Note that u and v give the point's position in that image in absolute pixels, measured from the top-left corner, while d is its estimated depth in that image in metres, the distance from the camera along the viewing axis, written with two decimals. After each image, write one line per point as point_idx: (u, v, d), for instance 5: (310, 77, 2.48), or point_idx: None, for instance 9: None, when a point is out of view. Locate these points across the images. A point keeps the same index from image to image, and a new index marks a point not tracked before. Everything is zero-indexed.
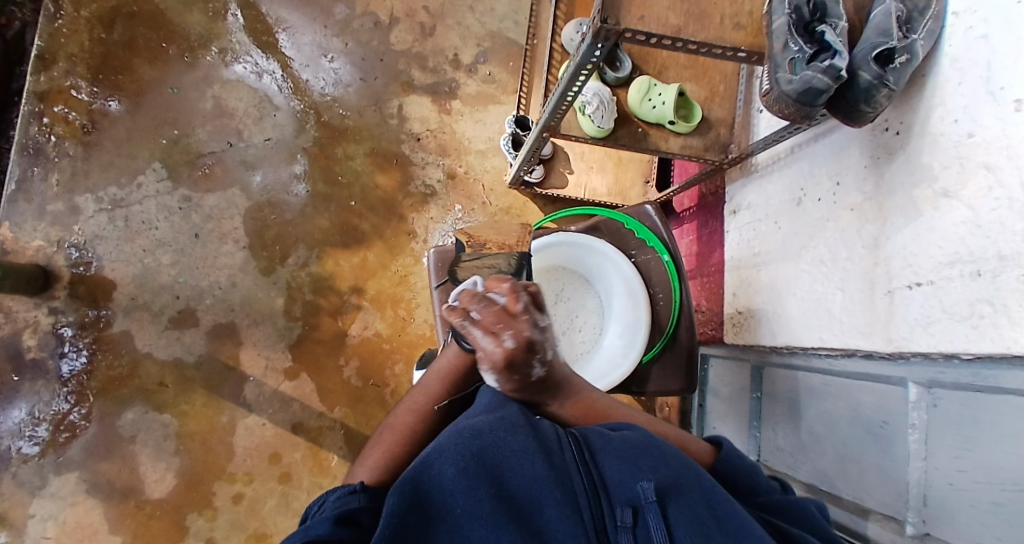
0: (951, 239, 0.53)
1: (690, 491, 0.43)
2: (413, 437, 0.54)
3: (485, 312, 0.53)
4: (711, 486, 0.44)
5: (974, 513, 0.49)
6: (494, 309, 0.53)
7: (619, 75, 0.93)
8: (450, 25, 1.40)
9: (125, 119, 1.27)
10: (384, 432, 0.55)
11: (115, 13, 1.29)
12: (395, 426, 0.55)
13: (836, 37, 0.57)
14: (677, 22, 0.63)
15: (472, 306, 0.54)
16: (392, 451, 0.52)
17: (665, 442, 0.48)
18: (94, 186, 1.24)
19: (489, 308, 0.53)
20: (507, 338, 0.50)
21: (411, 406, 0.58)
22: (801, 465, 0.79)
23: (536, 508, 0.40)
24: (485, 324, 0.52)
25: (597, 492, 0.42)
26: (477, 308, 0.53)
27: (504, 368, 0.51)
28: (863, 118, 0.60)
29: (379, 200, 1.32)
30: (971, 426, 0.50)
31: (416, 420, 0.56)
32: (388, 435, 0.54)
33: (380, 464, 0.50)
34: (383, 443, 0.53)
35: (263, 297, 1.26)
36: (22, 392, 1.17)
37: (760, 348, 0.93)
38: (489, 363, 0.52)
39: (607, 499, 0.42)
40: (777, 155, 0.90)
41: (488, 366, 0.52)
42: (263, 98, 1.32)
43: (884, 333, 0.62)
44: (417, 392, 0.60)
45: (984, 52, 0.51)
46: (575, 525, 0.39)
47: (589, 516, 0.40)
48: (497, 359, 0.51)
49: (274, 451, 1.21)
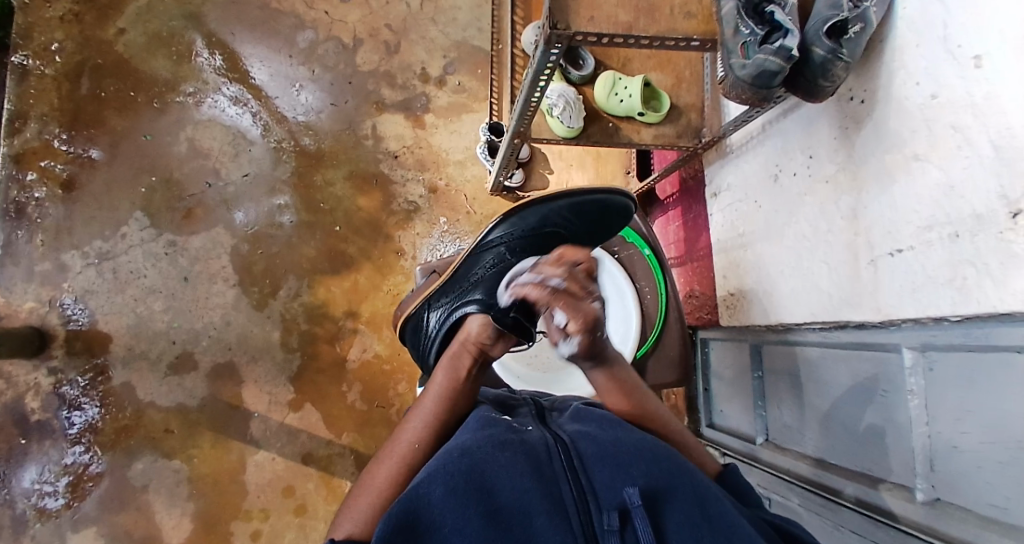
0: (927, 202, 0.53)
1: (682, 492, 0.43)
2: (393, 488, 0.52)
3: (568, 281, 0.54)
4: (704, 486, 0.44)
5: (981, 474, 0.48)
6: (579, 272, 0.55)
7: (583, 73, 0.94)
8: (414, 39, 1.39)
9: (104, 170, 1.27)
10: (358, 487, 0.53)
11: (80, 66, 1.29)
12: (369, 484, 0.52)
13: (785, 16, 0.57)
14: (627, 17, 0.63)
15: (550, 276, 0.55)
16: (372, 505, 0.50)
17: (655, 444, 0.48)
18: (78, 241, 1.25)
19: (573, 274, 0.55)
20: (596, 297, 0.54)
21: (389, 456, 0.55)
22: (809, 440, 0.79)
23: (525, 519, 0.40)
24: (567, 291, 0.54)
25: (586, 498, 0.42)
26: (560, 276, 0.54)
27: (587, 329, 0.54)
28: (822, 93, 0.61)
29: (364, 222, 1.32)
30: (968, 387, 0.49)
31: (394, 473, 0.53)
32: (361, 492, 0.52)
33: (356, 522, 0.48)
34: (358, 497, 0.51)
35: (259, 333, 1.26)
36: (32, 454, 1.17)
37: (755, 327, 0.92)
38: (575, 330, 0.54)
39: (595, 505, 0.41)
40: (750, 134, 0.90)
41: (574, 332, 0.54)
42: (238, 134, 1.32)
43: (873, 302, 0.62)
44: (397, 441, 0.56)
45: (940, 12, 0.51)
46: (564, 531, 0.39)
47: (578, 525, 0.39)
48: (582, 323, 0.53)
49: (287, 484, 1.22)
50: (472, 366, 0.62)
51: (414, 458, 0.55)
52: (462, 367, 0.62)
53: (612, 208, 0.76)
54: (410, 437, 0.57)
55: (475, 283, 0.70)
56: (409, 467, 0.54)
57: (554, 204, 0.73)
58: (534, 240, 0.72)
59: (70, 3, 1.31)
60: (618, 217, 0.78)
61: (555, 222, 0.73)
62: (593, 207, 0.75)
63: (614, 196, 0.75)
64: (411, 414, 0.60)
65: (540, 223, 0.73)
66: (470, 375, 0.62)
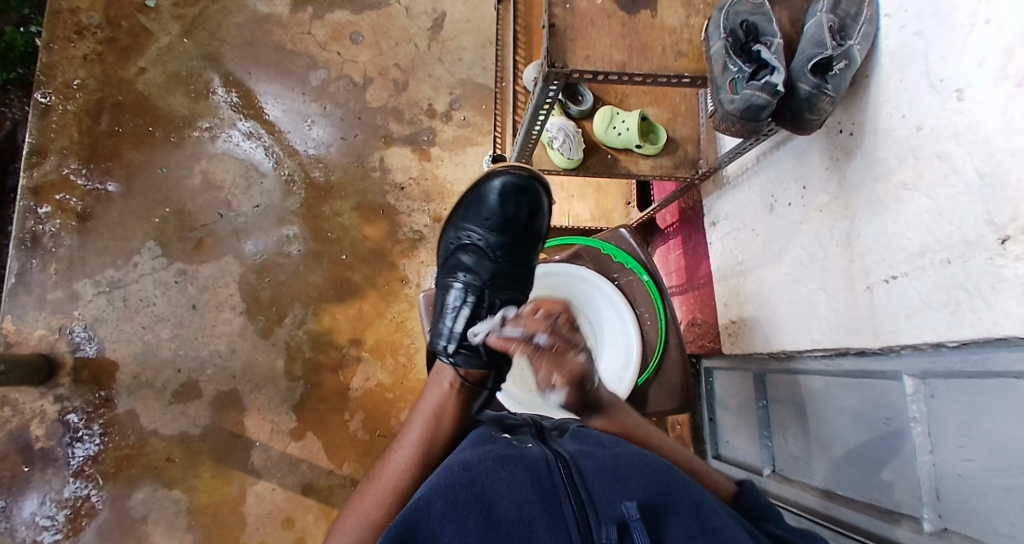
0: (918, 229, 0.54)
1: (680, 506, 0.43)
2: (385, 511, 0.52)
3: (551, 338, 0.55)
4: (701, 501, 0.44)
5: (985, 501, 0.48)
6: (554, 336, 0.55)
7: (582, 108, 0.98)
8: (421, 77, 1.46)
9: (119, 202, 1.32)
10: (347, 509, 0.53)
11: (102, 103, 1.36)
12: (359, 504, 0.52)
13: (771, 54, 0.60)
14: (622, 57, 0.66)
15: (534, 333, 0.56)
16: (364, 525, 0.50)
17: (653, 459, 0.48)
18: (91, 270, 1.28)
19: (555, 332, 0.55)
20: (577, 354, 0.55)
21: (380, 479, 0.55)
22: (815, 470, 0.77)
23: (525, 530, 0.40)
24: (552, 349, 0.55)
25: (585, 510, 0.42)
26: (541, 334, 0.55)
27: (574, 385, 0.56)
28: (810, 125, 0.63)
29: (370, 251, 1.34)
30: (970, 412, 0.49)
31: (384, 496, 0.53)
32: (350, 513, 0.52)
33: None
34: (348, 517, 0.52)
35: (264, 360, 1.27)
36: (33, 483, 1.17)
37: (758, 355, 0.92)
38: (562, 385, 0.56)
39: (594, 518, 0.41)
40: (745, 165, 0.93)
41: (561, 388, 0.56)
42: (250, 167, 1.36)
43: (871, 328, 0.63)
44: (390, 460, 0.57)
45: (921, 47, 0.54)
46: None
47: (578, 534, 0.40)
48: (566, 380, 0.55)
49: (287, 516, 1.20)
50: (454, 379, 0.64)
51: (404, 483, 0.55)
52: (444, 381, 0.65)
53: (517, 187, 0.79)
54: (402, 458, 0.57)
55: (433, 322, 0.75)
56: (400, 492, 0.54)
57: (462, 215, 0.81)
58: (458, 255, 0.78)
59: (94, 44, 1.38)
60: (529, 194, 0.79)
61: (469, 229, 0.79)
62: (497, 195, 0.79)
63: (508, 179, 0.79)
64: (404, 432, 0.60)
65: (458, 237, 0.81)
66: (454, 388, 0.64)
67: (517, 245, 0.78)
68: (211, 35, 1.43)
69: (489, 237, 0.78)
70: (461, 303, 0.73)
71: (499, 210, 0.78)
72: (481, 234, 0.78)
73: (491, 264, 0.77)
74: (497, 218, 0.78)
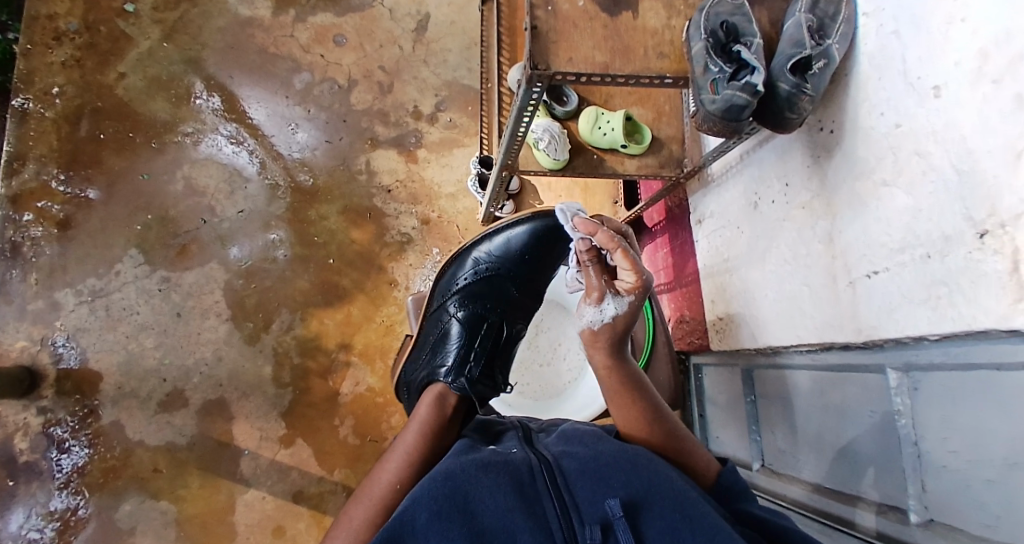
0: (897, 227, 0.55)
1: (662, 498, 0.43)
2: (371, 530, 0.51)
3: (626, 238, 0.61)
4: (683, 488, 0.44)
5: (969, 492, 0.49)
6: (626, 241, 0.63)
7: (567, 109, 0.98)
8: (407, 79, 1.45)
9: (101, 208, 1.29)
10: (336, 527, 0.53)
11: (80, 109, 1.33)
12: (345, 522, 0.52)
13: (751, 55, 0.61)
14: (604, 58, 0.66)
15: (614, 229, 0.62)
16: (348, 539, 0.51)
17: (633, 452, 0.49)
18: (72, 279, 1.25)
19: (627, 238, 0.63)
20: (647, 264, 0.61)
21: (366, 497, 0.54)
22: (803, 464, 0.78)
23: (509, 536, 0.40)
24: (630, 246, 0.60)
25: (568, 513, 0.42)
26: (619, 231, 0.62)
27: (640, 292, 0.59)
28: (790, 125, 0.64)
29: (357, 255, 1.33)
30: (951, 405, 0.50)
31: (370, 515, 0.52)
32: (336, 531, 0.52)
33: None
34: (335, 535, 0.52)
35: (251, 368, 1.25)
36: (18, 497, 1.14)
37: (746, 351, 0.93)
38: (629, 287, 0.59)
39: (577, 519, 0.41)
40: (728, 164, 0.94)
41: (628, 288, 0.59)
42: (233, 172, 1.34)
43: (854, 324, 0.64)
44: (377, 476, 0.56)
45: (898, 48, 0.54)
46: None
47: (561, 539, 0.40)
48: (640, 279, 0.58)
49: (277, 524, 1.18)
50: (453, 401, 0.67)
51: (391, 499, 0.54)
52: (448, 403, 0.66)
53: (545, 231, 0.80)
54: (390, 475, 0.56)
55: (438, 344, 0.76)
56: (387, 509, 0.53)
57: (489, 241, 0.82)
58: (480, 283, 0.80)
59: (72, 49, 1.35)
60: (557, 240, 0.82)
61: (493, 258, 0.81)
62: (524, 235, 0.80)
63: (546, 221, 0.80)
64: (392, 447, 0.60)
65: (480, 263, 0.81)
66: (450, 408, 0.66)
67: (535, 287, 0.83)
68: (193, 39, 1.41)
69: (510, 271, 0.80)
70: (476, 334, 0.75)
71: (528, 251, 0.80)
72: (507, 269, 0.80)
73: (510, 297, 0.80)
74: (526, 259, 0.80)
